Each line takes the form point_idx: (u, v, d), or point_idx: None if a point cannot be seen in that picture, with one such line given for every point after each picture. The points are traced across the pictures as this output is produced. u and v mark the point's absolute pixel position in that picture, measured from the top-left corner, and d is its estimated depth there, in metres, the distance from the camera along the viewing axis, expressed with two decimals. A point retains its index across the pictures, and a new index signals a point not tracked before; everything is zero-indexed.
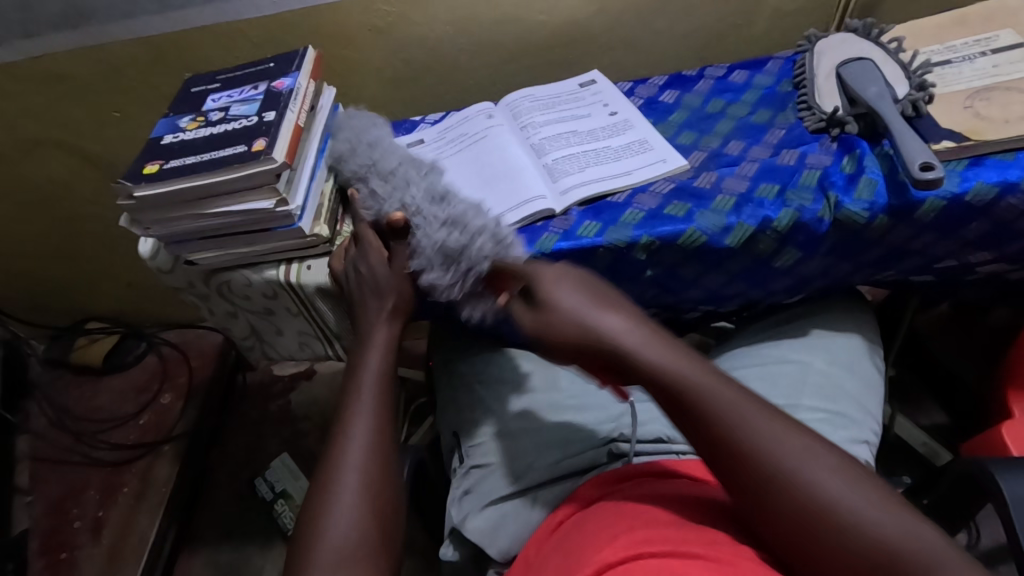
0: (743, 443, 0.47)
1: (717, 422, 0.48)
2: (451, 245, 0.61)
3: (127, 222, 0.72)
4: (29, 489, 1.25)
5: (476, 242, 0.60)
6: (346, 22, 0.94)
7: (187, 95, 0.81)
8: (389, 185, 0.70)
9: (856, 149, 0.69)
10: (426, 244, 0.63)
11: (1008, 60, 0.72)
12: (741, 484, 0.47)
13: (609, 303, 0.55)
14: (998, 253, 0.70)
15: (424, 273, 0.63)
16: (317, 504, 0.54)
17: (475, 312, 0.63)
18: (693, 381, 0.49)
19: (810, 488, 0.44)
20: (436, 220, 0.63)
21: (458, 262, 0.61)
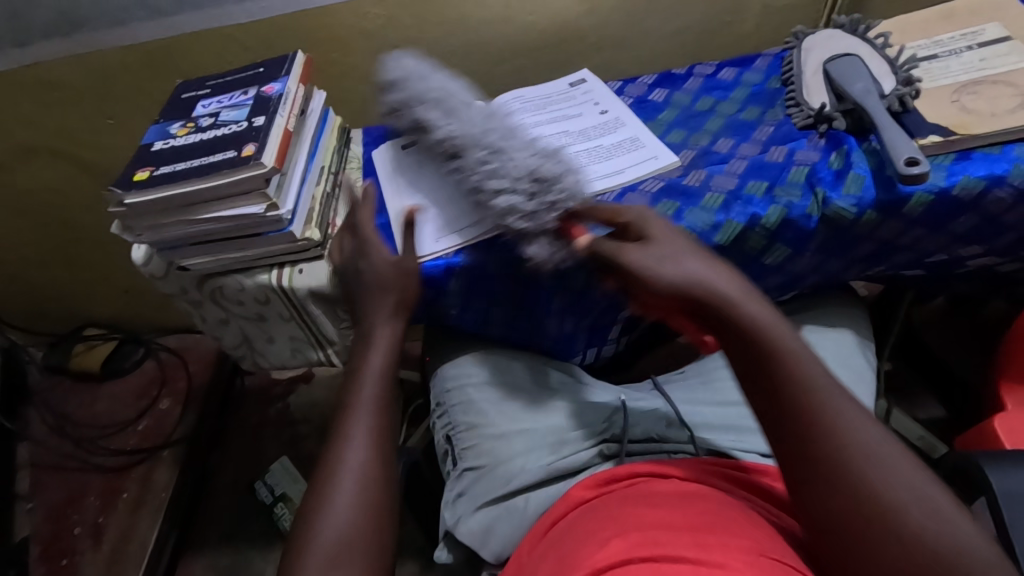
0: (818, 423, 0.43)
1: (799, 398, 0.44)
2: (540, 178, 0.62)
3: (119, 229, 0.73)
4: (30, 496, 1.26)
5: (568, 176, 0.63)
6: (336, 26, 0.94)
7: (177, 102, 0.81)
8: (464, 119, 0.70)
9: (843, 145, 0.69)
10: (517, 167, 0.63)
11: (995, 54, 0.72)
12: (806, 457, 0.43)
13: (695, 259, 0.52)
14: (988, 246, 0.71)
15: (500, 200, 0.63)
16: (312, 500, 0.52)
17: (535, 250, 0.62)
18: (774, 340, 0.46)
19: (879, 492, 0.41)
20: (527, 153, 0.64)
21: (548, 195, 0.62)
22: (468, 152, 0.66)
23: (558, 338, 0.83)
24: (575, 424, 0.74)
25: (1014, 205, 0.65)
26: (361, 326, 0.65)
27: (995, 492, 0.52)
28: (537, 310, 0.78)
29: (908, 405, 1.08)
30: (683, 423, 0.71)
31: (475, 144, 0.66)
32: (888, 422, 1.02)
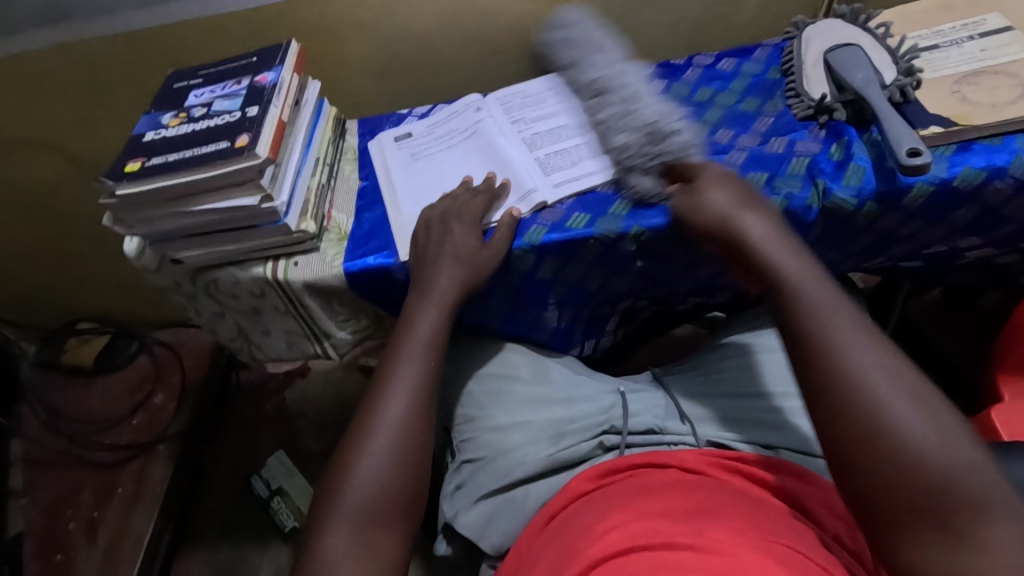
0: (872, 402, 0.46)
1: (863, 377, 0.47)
2: (651, 132, 0.67)
3: (111, 221, 0.72)
4: (23, 491, 1.25)
5: (680, 134, 0.67)
6: (331, 15, 0.93)
7: (169, 92, 0.80)
8: (604, 71, 0.78)
9: (844, 136, 0.69)
10: (638, 119, 0.69)
11: (996, 44, 0.71)
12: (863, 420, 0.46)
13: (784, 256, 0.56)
14: (987, 237, 0.70)
15: (620, 138, 0.70)
16: (339, 458, 0.56)
17: (640, 183, 0.67)
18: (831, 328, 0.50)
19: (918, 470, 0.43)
20: (651, 108, 0.70)
21: (653, 150, 0.67)
22: (609, 95, 0.74)
23: (557, 331, 0.82)
24: (574, 415, 0.73)
25: (1013, 197, 0.64)
26: (423, 292, 0.66)
27: None
28: (534, 303, 0.77)
29: None
30: (682, 414, 0.71)
31: (619, 90, 0.74)
32: None
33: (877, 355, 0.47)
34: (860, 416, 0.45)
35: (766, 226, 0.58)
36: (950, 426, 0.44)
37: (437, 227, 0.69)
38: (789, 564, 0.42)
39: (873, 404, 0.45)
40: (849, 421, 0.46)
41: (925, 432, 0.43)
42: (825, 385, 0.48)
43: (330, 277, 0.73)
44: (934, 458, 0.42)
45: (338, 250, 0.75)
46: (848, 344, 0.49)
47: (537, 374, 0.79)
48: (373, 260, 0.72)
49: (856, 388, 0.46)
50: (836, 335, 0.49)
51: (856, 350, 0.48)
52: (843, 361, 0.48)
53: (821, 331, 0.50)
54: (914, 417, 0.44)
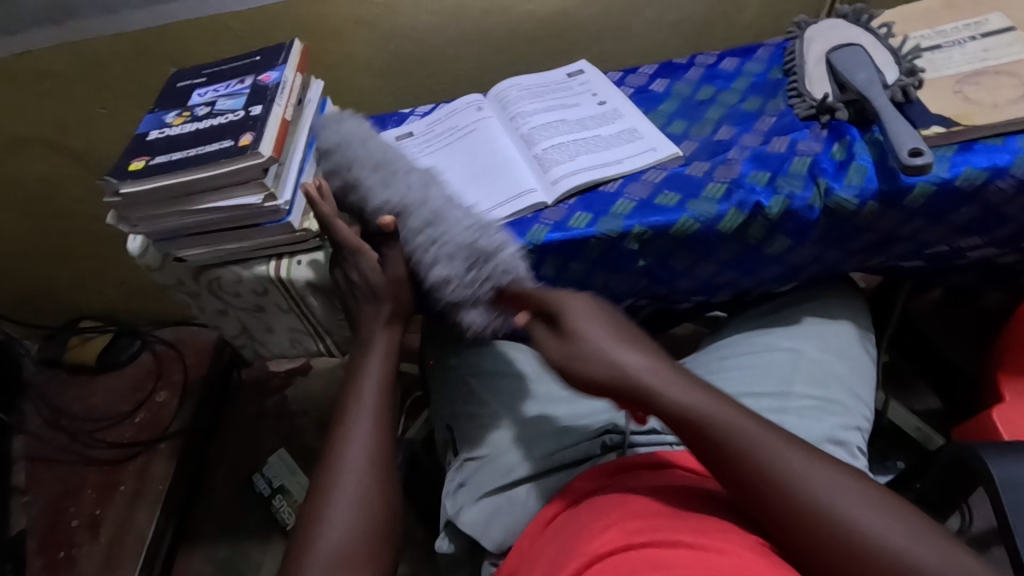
0: (774, 480, 0.47)
1: (732, 448, 0.48)
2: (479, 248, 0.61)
3: (114, 220, 0.72)
4: (26, 489, 1.25)
5: (505, 249, 0.62)
6: (332, 14, 0.93)
7: (172, 91, 0.80)
8: (388, 186, 0.67)
9: (845, 136, 0.69)
10: (452, 243, 0.62)
11: (998, 44, 0.71)
12: (751, 500, 0.47)
13: (627, 346, 0.54)
14: (989, 237, 0.71)
15: (436, 269, 0.62)
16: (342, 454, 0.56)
17: (472, 318, 0.63)
18: (715, 421, 0.49)
19: (843, 522, 0.44)
20: (463, 220, 0.64)
21: (481, 271, 0.61)
22: (407, 217, 0.65)
23: None
24: (577, 414, 0.73)
25: (1015, 196, 0.65)
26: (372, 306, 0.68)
27: (996, 483, 0.52)
28: None
29: (905, 396, 1.07)
30: None
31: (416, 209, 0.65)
32: (885, 413, 1.00)
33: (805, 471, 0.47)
34: (780, 491, 0.46)
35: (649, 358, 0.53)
36: (903, 515, 0.45)
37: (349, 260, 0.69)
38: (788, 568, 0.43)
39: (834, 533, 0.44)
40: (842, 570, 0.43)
41: (853, 513, 0.44)
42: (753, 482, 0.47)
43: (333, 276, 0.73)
44: (876, 536, 0.43)
45: None
46: (799, 481, 0.46)
47: (537, 373, 0.79)
48: None
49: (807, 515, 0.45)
50: (779, 475, 0.47)
51: (782, 458, 0.47)
52: (770, 467, 0.47)
53: (763, 482, 0.47)
54: (843, 499, 0.45)
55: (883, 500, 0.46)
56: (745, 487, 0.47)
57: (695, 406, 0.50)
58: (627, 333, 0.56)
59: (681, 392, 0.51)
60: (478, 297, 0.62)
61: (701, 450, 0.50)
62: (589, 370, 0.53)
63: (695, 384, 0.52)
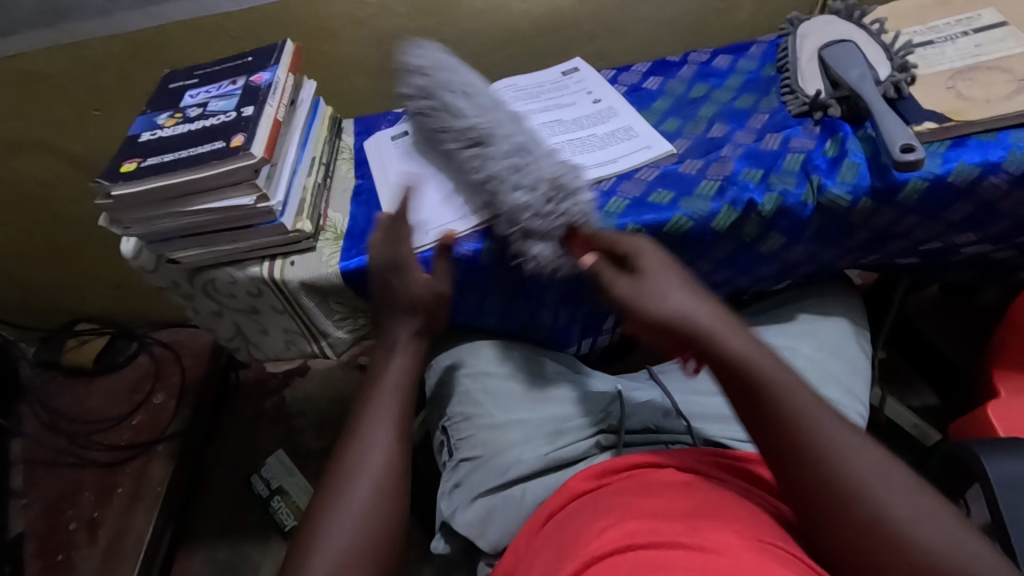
0: (814, 447, 0.45)
1: (778, 404, 0.47)
2: (556, 187, 0.64)
3: (107, 222, 0.72)
4: (24, 491, 1.25)
5: (582, 193, 0.65)
6: (325, 14, 0.93)
7: (164, 93, 0.80)
8: (485, 111, 0.71)
9: (838, 132, 0.69)
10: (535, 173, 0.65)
11: (990, 40, 0.71)
12: (785, 458, 0.47)
13: (685, 292, 0.54)
14: (982, 233, 0.71)
15: (517, 192, 0.64)
16: None
17: (538, 250, 0.65)
18: (761, 372, 0.48)
19: (874, 504, 0.43)
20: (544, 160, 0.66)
21: (550, 214, 0.63)
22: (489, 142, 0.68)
23: (554, 328, 0.82)
24: (571, 414, 0.74)
25: (1008, 192, 0.64)
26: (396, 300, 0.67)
27: (990, 479, 0.52)
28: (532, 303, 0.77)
29: (902, 392, 1.07)
30: (679, 411, 0.72)
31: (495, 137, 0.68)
32: (882, 410, 1.00)
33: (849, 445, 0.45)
34: (814, 459, 0.45)
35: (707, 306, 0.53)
36: (942, 512, 0.43)
37: (399, 239, 0.69)
38: (787, 566, 0.42)
39: (864, 513, 0.43)
40: (861, 548, 0.43)
41: (888, 500, 0.43)
42: (792, 442, 0.46)
43: (327, 276, 0.73)
44: (904, 525, 0.42)
45: (335, 250, 0.75)
46: (842, 452, 0.45)
47: (532, 373, 0.79)
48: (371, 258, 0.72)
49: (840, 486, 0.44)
50: (819, 442, 0.46)
51: (826, 429, 0.46)
52: (811, 434, 0.46)
53: (807, 449, 0.46)
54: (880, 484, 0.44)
55: (923, 495, 0.44)
56: (781, 445, 0.47)
57: (745, 353, 0.49)
58: (683, 281, 0.55)
59: (734, 339, 0.50)
60: (546, 233, 0.64)
61: (751, 399, 0.48)
62: (647, 316, 0.53)
63: (761, 343, 0.51)
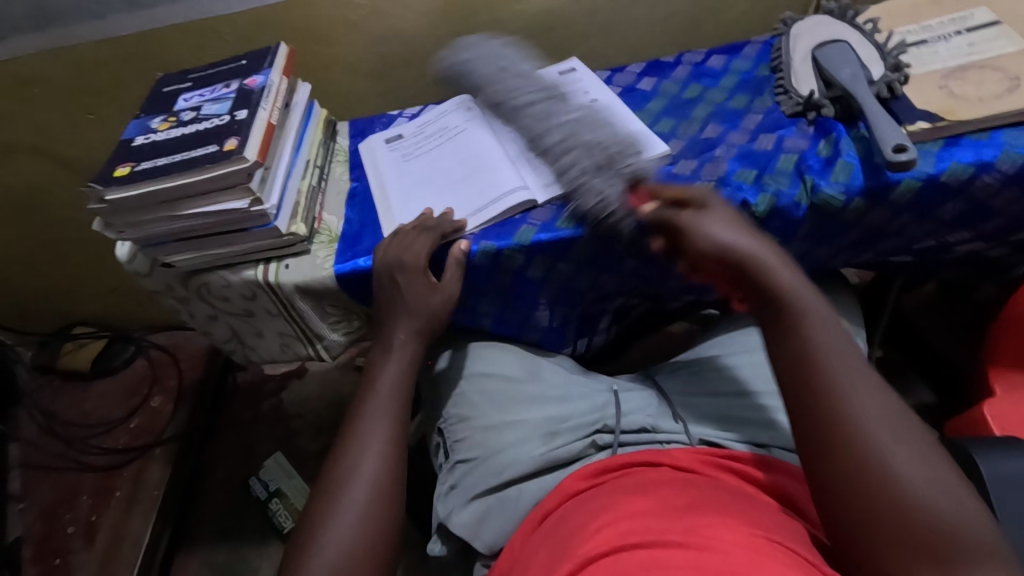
0: (835, 385, 0.49)
1: (806, 339, 0.51)
2: (610, 158, 0.69)
3: (101, 226, 0.72)
4: (21, 496, 1.25)
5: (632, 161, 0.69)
6: (319, 16, 0.93)
7: (158, 96, 0.80)
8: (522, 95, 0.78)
9: (832, 132, 0.69)
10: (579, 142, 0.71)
11: (983, 38, 0.71)
12: (801, 389, 0.50)
13: (739, 232, 0.58)
14: (977, 232, 0.71)
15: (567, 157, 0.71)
16: None
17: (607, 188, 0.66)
18: (798, 306, 0.53)
19: (882, 454, 0.46)
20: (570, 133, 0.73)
21: (613, 168, 0.68)
22: (529, 118, 0.76)
23: (549, 329, 0.82)
24: (565, 414, 0.73)
25: (1001, 191, 0.64)
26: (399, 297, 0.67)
27: (984, 478, 0.52)
28: (526, 304, 0.77)
29: (898, 390, 1.07)
30: (676, 412, 0.72)
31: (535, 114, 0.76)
32: None
33: (873, 396, 0.48)
34: (833, 399, 0.48)
35: (764, 246, 0.57)
36: (951, 481, 0.45)
37: (407, 237, 0.69)
38: (783, 563, 0.42)
39: (868, 465, 0.46)
40: (861, 490, 0.45)
41: (897, 455, 0.46)
42: (813, 372, 0.50)
43: (321, 279, 0.73)
44: (906, 482, 0.44)
45: (329, 252, 0.75)
46: (864, 396, 0.48)
47: (527, 374, 0.78)
48: (364, 261, 0.72)
49: (853, 424, 0.47)
50: (840, 381, 0.49)
51: (851, 378, 0.49)
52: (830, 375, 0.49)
53: (823, 374, 0.50)
54: (889, 440, 0.46)
55: (934, 459, 0.46)
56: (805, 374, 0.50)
57: (789, 288, 0.54)
58: (739, 224, 0.59)
59: (781, 272, 0.55)
60: (615, 176, 0.67)
61: (786, 328, 0.53)
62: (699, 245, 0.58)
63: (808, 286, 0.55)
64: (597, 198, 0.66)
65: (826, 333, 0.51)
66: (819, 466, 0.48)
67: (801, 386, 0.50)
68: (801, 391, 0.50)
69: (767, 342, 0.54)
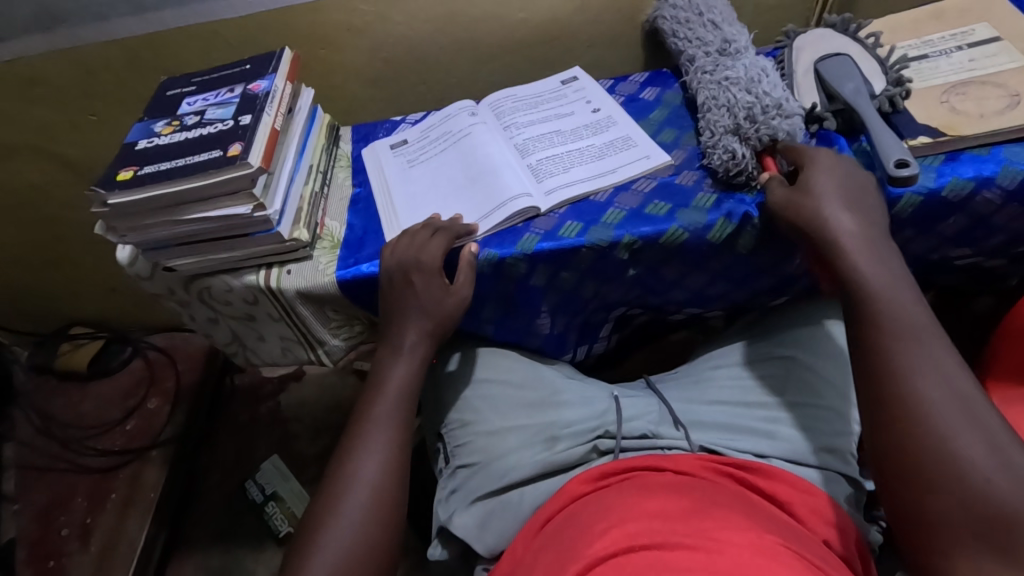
0: (902, 367, 0.51)
1: (882, 322, 0.54)
2: (757, 112, 0.69)
3: (103, 229, 0.71)
4: (16, 497, 1.24)
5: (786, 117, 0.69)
6: (322, 21, 0.93)
7: (162, 100, 0.80)
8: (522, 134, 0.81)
9: (834, 145, 0.69)
10: (738, 101, 0.71)
11: (984, 54, 0.72)
12: (872, 367, 0.53)
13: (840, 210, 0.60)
14: (977, 246, 0.71)
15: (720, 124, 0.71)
16: None
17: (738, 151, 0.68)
18: (875, 289, 0.55)
19: (943, 433, 0.47)
20: (736, 95, 0.72)
21: (751, 128, 0.69)
22: (706, 87, 0.77)
23: (550, 337, 0.82)
24: (566, 419, 0.74)
25: (1003, 206, 0.65)
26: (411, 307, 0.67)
27: None
28: (528, 312, 0.77)
29: None
30: (676, 419, 0.72)
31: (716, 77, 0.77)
32: None
33: (944, 380, 0.49)
34: (897, 380, 0.50)
35: (858, 227, 0.59)
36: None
37: (423, 236, 0.69)
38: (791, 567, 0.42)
39: (931, 440, 0.47)
40: (919, 465, 0.46)
41: (959, 436, 0.46)
42: (883, 352, 0.52)
43: (323, 285, 0.73)
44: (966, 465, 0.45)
45: (331, 258, 0.75)
46: (935, 379, 0.49)
47: (529, 378, 0.78)
48: (367, 267, 0.72)
49: (916, 405, 0.49)
50: (912, 364, 0.50)
51: (920, 362, 0.50)
52: (902, 356, 0.51)
53: (890, 354, 0.52)
54: (952, 422, 0.47)
55: (1013, 452, 0.45)
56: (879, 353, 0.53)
57: (866, 272, 0.56)
58: (844, 197, 0.61)
59: (861, 257, 0.57)
60: (748, 138, 0.69)
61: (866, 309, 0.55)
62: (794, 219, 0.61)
63: (896, 273, 0.56)
64: (727, 158, 0.68)
65: (906, 318, 0.53)
66: (884, 442, 0.50)
67: (871, 366, 0.53)
68: (872, 369, 0.53)
69: (851, 319, 0.56)
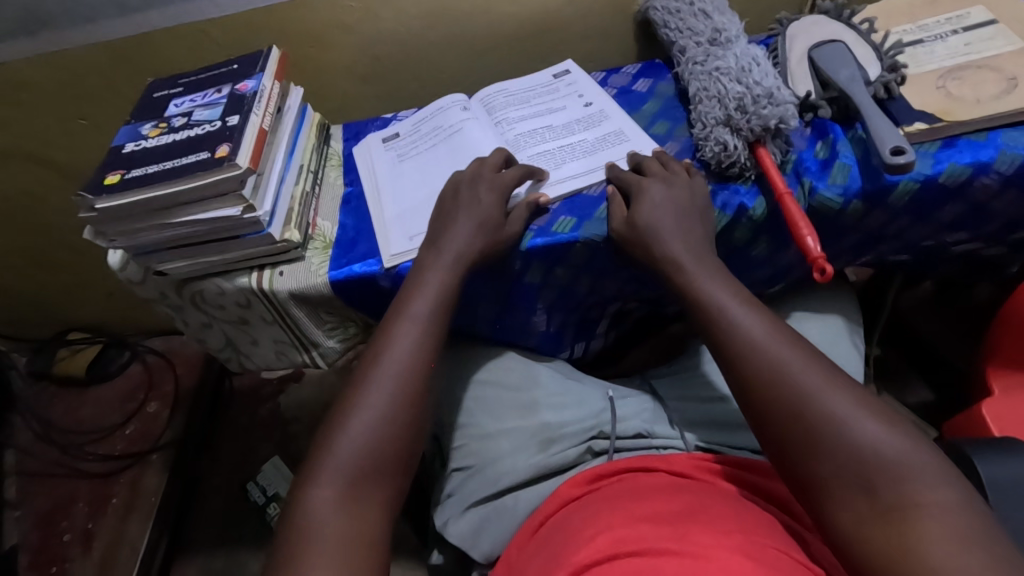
0: (789, 393, 0.49)
1: (752, 357, 0.52)
2: (746, 103, 0.68)
3: (92, 234, 0.71)
4: (18, 503, 1.24)
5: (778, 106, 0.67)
6: (310, 18, 0.92)
7: (149, 102, 0.79)
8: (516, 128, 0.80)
9: (829, 134, 0.69)
10: (728, 93, 0.70)
11: (980, 38, 0.71)
12: (761, 398, 0.50)
13: (710, 275, 0.59)
14: (975, 232, 0.70)
15: (713, 116, 0.70)
16: (326, 432, 0.54)
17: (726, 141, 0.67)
18: (746, 331, 0.53)
19: (852, 438, 0.45)
20: (729, 85, 0.71)
21: (742, 119, 0.67)
22: (698, 78, 0.76)
23: (546, 334, 0.81)
24: (562, 420, 0.73)
25: (1000, 192, 0.64)
26: (438, 249, 0.65)
27: (982, 481, 0.51)
28: (523, 309, 0.76)
29: (896, 390, 1.07)
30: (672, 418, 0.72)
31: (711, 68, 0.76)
32: None
33: (826, 383, 0.49)
34: (792, 401, 0.48)
35: (726, 283, 0.58)
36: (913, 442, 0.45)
37: (465, 191, 0.68)
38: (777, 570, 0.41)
39: (838, 445, 0.46)
40: (838, 474, 0.45)
41: (859, 437, 0.45)
42: (765, 383, 0.50)
43: (316, 286, 0.73)
44: (873, 454, 0.44)
45: (324, 259, 0.75)
46: (816, 396, 0.48)
47: (523, 380, 0.77)
48: (360, 267, 0.72)
49: (818, 418, 0.47)
50: (791, 390, 0.49)
51: (798, 377, 0.49)
52: (786, 380, 0.49)
53: (776, 383, 0.50)
54: (851, 422, 0.46)
55: (898, 431, 0.46)
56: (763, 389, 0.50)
57: (737, 314, 0.55)
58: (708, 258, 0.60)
59: (733, 306, 0.56)
60: (740, 129, 0.67)
61: (737, 356, 0.53)
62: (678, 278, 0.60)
63: (762, 311, 0.55)
64: (719, 149, 0.67)
65: (766, 343, 0.52)
66: (792, 466, 0.48)
67: (756, 402, 0.51)
68: (759, 402, 0.50)
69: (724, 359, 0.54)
